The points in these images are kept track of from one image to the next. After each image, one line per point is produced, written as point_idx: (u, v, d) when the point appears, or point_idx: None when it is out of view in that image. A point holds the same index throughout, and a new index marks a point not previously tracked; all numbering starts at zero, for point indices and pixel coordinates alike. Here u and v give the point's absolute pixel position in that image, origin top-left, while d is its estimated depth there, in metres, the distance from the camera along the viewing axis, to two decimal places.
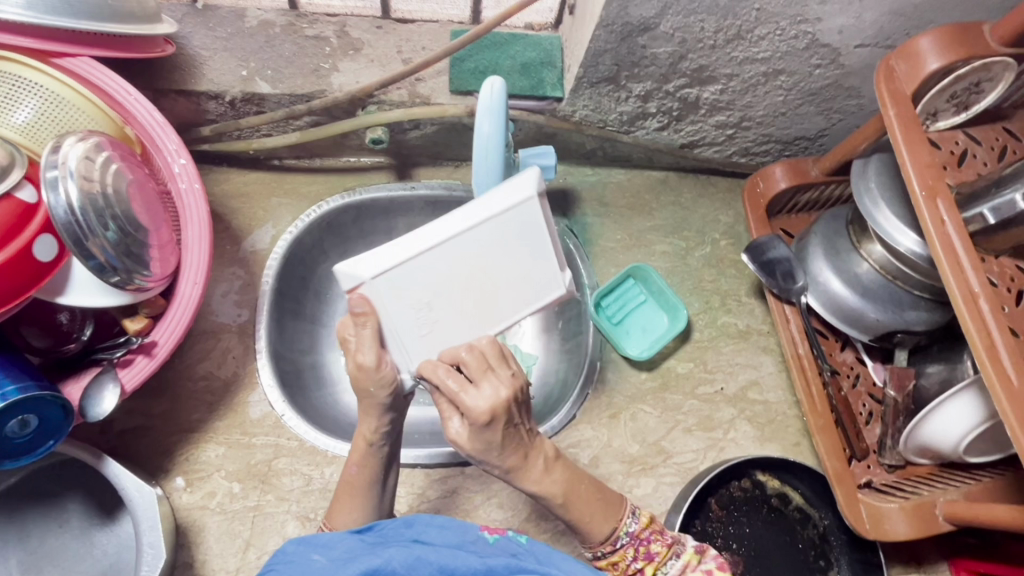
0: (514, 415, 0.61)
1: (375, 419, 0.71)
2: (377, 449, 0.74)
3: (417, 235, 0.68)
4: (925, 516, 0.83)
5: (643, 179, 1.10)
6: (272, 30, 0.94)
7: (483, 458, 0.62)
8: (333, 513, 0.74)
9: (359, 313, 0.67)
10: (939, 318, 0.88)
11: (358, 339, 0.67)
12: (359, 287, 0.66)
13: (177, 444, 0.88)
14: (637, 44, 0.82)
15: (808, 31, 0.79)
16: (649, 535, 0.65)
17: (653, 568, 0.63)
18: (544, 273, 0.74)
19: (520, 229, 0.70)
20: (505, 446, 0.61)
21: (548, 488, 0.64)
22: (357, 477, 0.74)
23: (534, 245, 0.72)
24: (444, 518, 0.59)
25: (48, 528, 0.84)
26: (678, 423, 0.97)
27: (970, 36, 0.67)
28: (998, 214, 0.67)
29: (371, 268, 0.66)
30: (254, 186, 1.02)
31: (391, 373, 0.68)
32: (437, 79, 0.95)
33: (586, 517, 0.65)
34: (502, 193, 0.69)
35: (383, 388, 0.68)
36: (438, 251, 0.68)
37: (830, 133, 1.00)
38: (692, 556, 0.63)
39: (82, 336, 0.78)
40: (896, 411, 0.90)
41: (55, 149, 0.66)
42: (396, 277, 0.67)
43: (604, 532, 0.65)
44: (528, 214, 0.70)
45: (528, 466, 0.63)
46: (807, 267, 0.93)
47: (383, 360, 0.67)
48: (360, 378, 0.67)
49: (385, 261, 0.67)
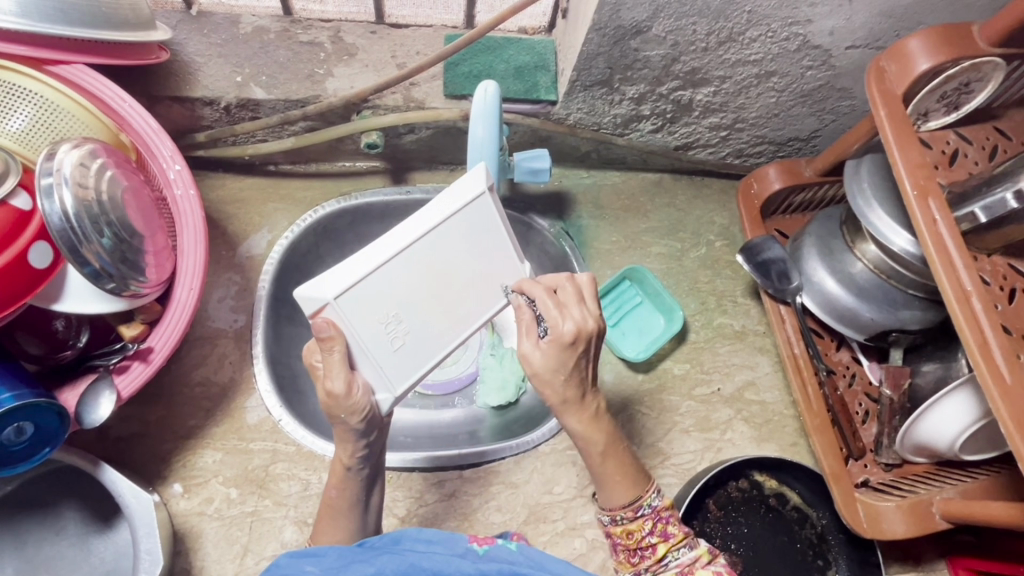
0: (589, 350, 0.63)
1: (349, 446, 0.70)
2: (354, 472, 0.74)
3: (373, 248, 0.67)
4: (921, 514, 0.83)
5: (637, 181, 1.10)
6: (266, 36, 0.94)
7: (545, 383, 0.63)
8: (317, 532, 0.75)
9: (324, 338, 0.64)
10: (934, 316, 0.88)
11: (326, 365, 0.65)
12: (322, 310, 0.64)
13: (174, 450, 0.88)
14: (629, 48, 0.82)
15: (799, 33, 0.80)
16: (668, 515, 0.66)
17: (667, 547, 0.64)
18: (503, 265, 0.75)
19: (476, 224, 0.72)
20: (568, 379, 0.63)
21: (591, 434, 0.65)
22: (337, 500, 0.75)
23: (490, 238, 0.73)
24: (430, 533, 0.59)
25: (45, 535, 0.83)
26: (675, 425, 0.97)
27: (959, 37, 0.68)
28: (990, 213, 0.67)
29: (333, 287, 0.64)
30: (249, 192, 1.02)
31: (363, 399, 0.67)
32: (431, 83, 0.95)
33: (614, 479, 0.66)
34: (452, 193, 0.71)
35: (354, 415, 0.66)
36: (398, 260, 0.68)
37: (823, 134, 1.00)
38: (703, 552, 0.63)
39: (77, 343, 0.78)
40: (892, 410, 0.90)
41: (50, 157, 0.67)
42: (359, 294, 0.66)
43: (626, 499, 0.66)
44: (481, 209, 0.72)
45: (583, 405, 0.65)
46: (802, 267, 0.94)
47: (353, 386, 0.65)
48: (331, 407, 0.66)
49: (346, 279, 0.65)
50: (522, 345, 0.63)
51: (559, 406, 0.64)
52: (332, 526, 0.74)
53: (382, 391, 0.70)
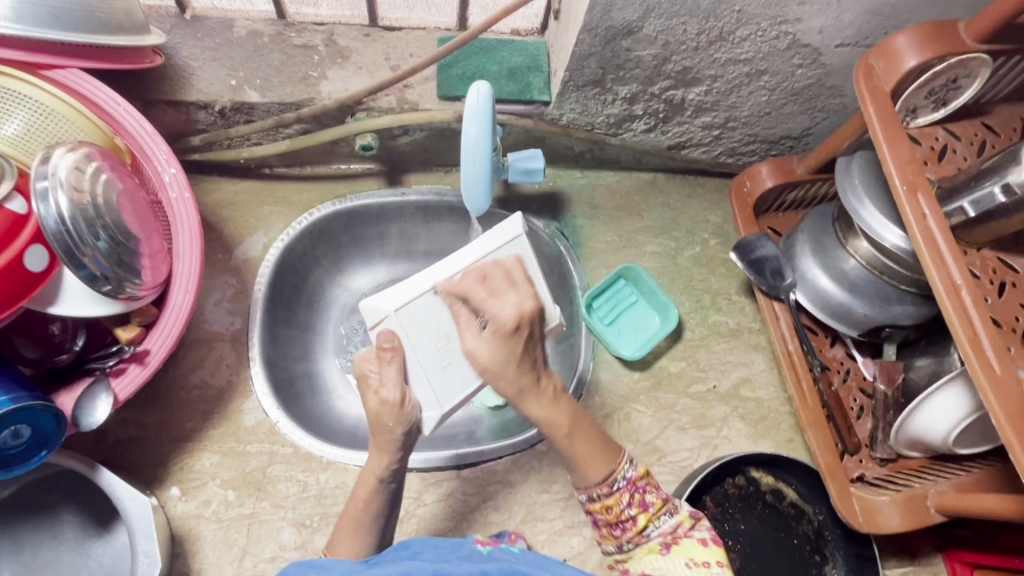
0: (534, 333, 0.68)
1: (388, 456, 0.72)
2: (386, 486, 0.74)
3: (427, 272, 0.77)
4: (915, 508, 0.84)
5: (632, 180, 1.11)
6: (260, 40, 0.95)
7: (496, 377, 0.67)
8: (334, 542, 0.73)
9: (387, 348, 0.74)
10: (926, 311, 0.88)
11: (381, 377, 0.73)
12: (383, 320, 0.75)
13: (171, 453, 0.88)
14: (621, 48, 0.83)
15: (788, 31, 0.81)
16: (643, 484, 0.67)
17: (648, 517, 0.65)
18: (543, 304, 0.81)
19: (524, 259, 0.80)
20: (521, 366, 0.67)
21: (555, 417, 0.68)
22: (364, 513, 0.73)
23: (537, 275, 0.80)
24: (437, 540, 0.59)
25: (43, 539, 0.83)
26: (672, 422, 0.97)
27: (946, 34, 0.68)
28: (978, 207, 0.68)
29: (390, 302, 0.75)
30: (244, 195, 1.02)
31: (412, 412, 0.72)
32: (425, 85, 0.96)
33: (585, 454, 0.67)
34: (503, 230, 0.80)
35: (401, 425, 0.71)
36: (450, 283, 0.77)
37: (815, 132, 1.01)
38: (685, 519, 0.66)
39: (74, 346, 0.78)
40: (886, 405, 0.91)
41: (45, 160, 0.67)
42: (413, 310, 0.76)
43: (602, 472, 0.66)
44: (528, 247, 0.80)
45: (540, 392, 0.68)
46: (795, 263, 0.94)
47: (406, 397, 0.72)
48: (383, 413, 0.71)
49: (403, 296, 0.76)
50: (468, 343, 0.68)
51: (516, 395, 0.67)
52: (352, 537, 0.72)
53: (429, 408, 0.76)
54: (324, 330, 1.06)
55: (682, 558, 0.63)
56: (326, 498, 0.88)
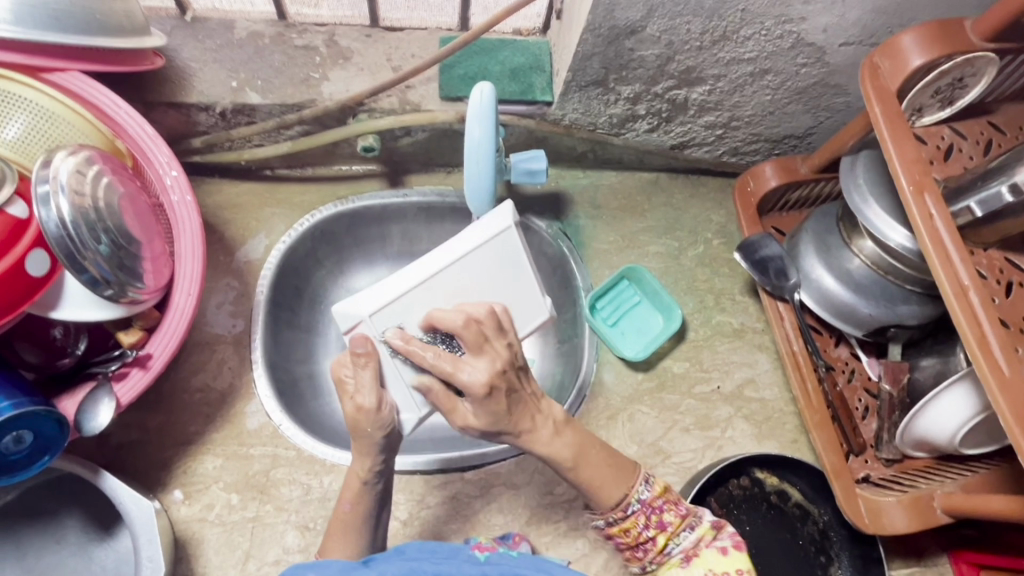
0: (512, 382, 0.65)
1: (369, 459, 0.72)
2: (372, 487, 0.74)
3: (406, 273, 0.78)
4: (923, 509, 0.83)
5: (635, 180, 1.10)
6: (261, 41, 0.94)
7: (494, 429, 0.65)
8: (326, 549, 0.72)
9: (360, 354, 0.70)
10: (931, 311, 0.88)
11: (358, 382, 0.70)
12: (358, 325, 0.75)
13: (174, 457, 0.87)
14: (624, 47, 0.82)
15: (792, 31, 0.80)
16: (661, 504, 0.66)
17: (666, 536, 0.65)
18: (524, 300, 0.83)
19: (502, 255, 0.81)
20: (511, 415, 0.65)
21: (558, 452, 0.67)
22: (351, 515, 0.73)
23: (516, 269, 0.81)
24: (434, 544, 0.58)
25: (46, 545, 0.83)
26: (676, 423, 0.97)
27: (951, 32, 0.68)
28: (986, 206, 0.67)
29: (366, 306, 0.75)
30: (246, 197, 1.02)
31: (390, 414, 0.70)
32: (427, 86, 0.95)
33: (596, 480, 0.66)
34: (481, 227, 0.80)
35: (380, 430, 0.70)
36: (427, 285, 0.77)
37: (818, 132, 1.01)
38: (707, 530, 0.65)
39: (76, 350, 0.78)
40: (892, 406, 0.90)
41: (46, 164, 0.66)
42: (390, 313, 0.76)
43: (616, 498, 0.66)
44: (507, 242, 0.81)
45: (536, 430, 0.67)
46: (799, 264, 0.94)
47: (383, 401, 0.70)
48: (360, 419, 0.69)
49: (378, 300, 0.76)
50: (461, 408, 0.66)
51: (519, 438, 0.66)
52: (351, 544, 0.72)
53: (408, 412, 0.76)
54: (327, 331, 1.05)
55: (702, 570, 0.63)
56: (330, 501, 0.88)
